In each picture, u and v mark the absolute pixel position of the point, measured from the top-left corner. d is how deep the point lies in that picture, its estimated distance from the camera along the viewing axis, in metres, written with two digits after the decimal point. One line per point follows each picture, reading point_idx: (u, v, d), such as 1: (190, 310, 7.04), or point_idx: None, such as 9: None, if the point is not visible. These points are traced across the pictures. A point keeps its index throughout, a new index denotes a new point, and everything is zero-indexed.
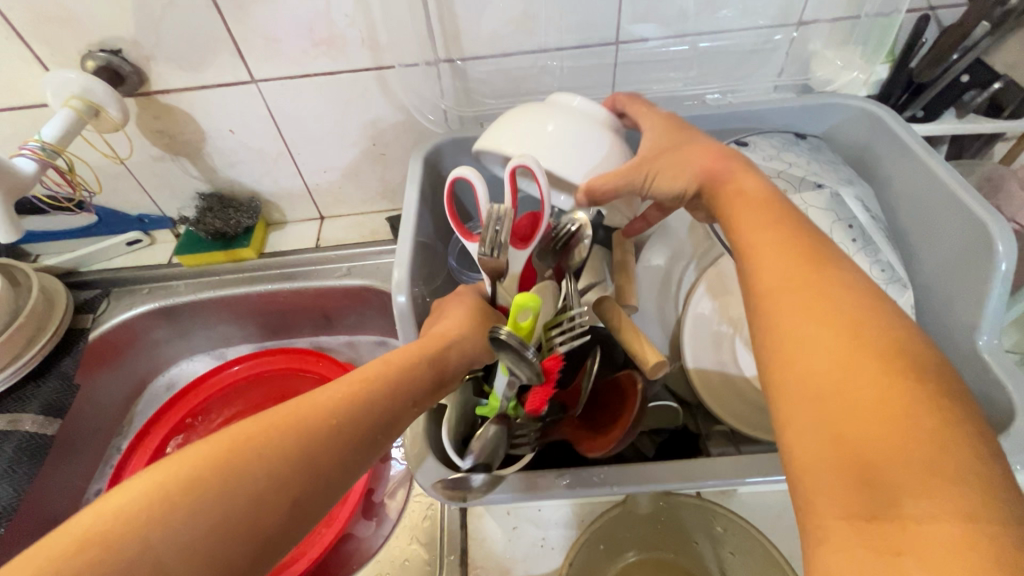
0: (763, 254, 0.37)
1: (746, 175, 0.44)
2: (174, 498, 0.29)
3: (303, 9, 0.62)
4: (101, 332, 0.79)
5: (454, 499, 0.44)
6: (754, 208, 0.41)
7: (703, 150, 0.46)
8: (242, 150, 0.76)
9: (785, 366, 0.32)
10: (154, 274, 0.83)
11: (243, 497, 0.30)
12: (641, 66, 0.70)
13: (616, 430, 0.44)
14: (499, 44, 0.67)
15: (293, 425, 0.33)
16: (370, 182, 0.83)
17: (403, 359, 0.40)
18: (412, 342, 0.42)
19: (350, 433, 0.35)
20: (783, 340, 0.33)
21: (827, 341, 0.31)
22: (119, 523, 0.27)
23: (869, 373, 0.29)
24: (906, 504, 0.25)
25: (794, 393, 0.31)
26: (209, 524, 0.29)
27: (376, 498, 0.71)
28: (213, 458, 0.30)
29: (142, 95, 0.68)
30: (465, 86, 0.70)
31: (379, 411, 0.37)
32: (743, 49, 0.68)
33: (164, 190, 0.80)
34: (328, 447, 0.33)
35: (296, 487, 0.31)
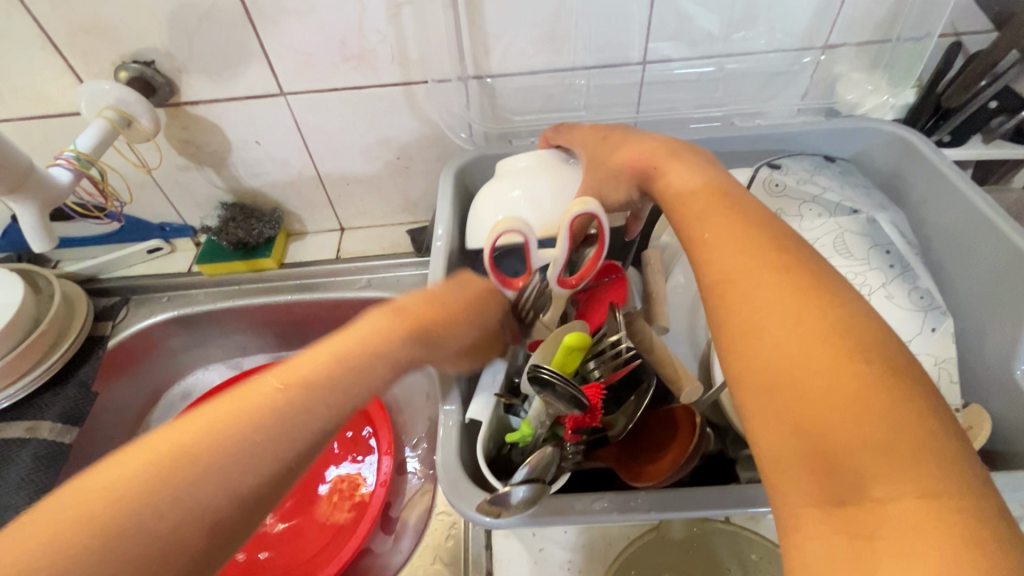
0: (711, 240, 0.37)
1: (681, 165, 0.44)
2: (124, 497, 0.29)
3: (336, 24, 0.62)
4: (120, 340, 0.79)
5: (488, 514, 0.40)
6: (699, 201, 0.40)
7: (642, 150, 0.48)
8: (267, 161, 0.77)
9: (743, 354, 0.32)
10: (174, 282, 0.83)
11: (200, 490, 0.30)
12: (667, 85, 0.70)
13: (669, 461, 0.43)
14: (527, 62, 0.67)
15: (243, 418, 0.33)
16: (392, 195, 0.84)
17: (364, 337, 0.39)
18: (377, 314, 0.41)
19: (306, 412, 0.34)
20: (741, 330, 0.32)
21: (784, 329, 0.31)
22: (72, 524, 0.28)
23: (824, 356, 0.29)
24: (871, 490, 0.26)
25: (754, 382, 0.31)
26: (159, 521, 0.29)
27: (393, 513, 0.71)
28: (165, 460, 0.30)
29: (171, 106, 0.69)
30: (492, 102, 0.71)
31: (335, 389, 0.36)
32: (769, 71, 0.68)
33: (187, 199, 0.81)
34: (280, 431, 0.33)
35: (248, 478, 0.31)
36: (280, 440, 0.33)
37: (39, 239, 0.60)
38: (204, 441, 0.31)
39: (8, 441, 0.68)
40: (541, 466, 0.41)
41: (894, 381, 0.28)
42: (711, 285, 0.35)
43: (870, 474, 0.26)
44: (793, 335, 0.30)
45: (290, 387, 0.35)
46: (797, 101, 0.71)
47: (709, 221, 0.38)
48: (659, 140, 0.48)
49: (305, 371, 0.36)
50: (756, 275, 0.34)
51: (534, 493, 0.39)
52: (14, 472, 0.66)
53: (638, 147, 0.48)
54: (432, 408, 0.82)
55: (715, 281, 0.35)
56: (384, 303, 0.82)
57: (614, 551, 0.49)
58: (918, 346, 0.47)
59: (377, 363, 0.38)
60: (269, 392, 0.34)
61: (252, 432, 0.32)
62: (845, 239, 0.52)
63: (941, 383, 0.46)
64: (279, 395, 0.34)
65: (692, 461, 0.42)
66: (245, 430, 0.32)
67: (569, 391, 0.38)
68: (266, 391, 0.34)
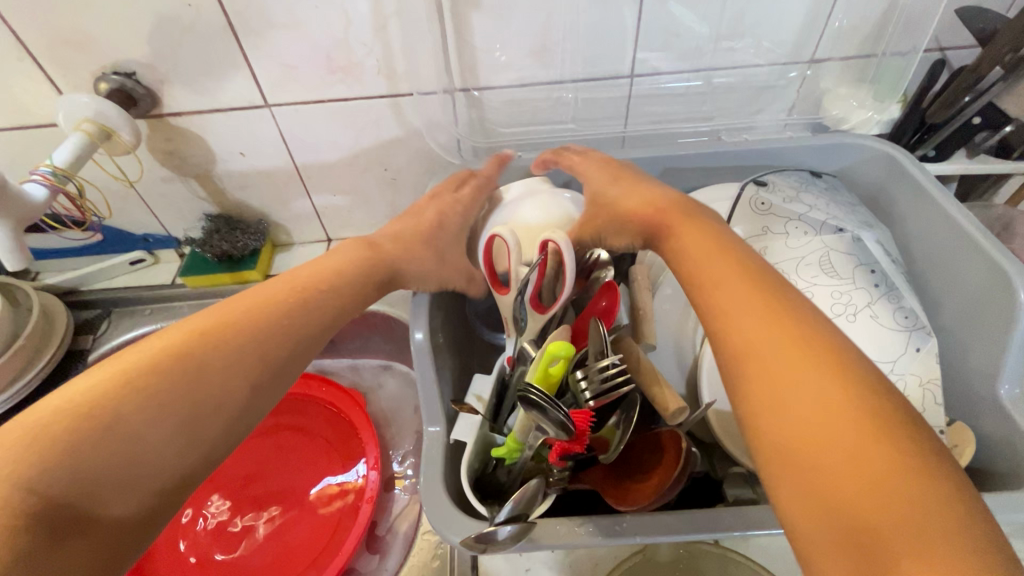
0: (726, 304, 0.38)
1: (687, 221, 0.45)
2: (109, 400, 0.34)
3: (321, 37, 0.62)
4: (100, 353, 0.78)
5: (473, 549, 0.39)
6: (706, 259, 0.41)
7: (648, 202, 0.49)
8: (252, 173, 0.76)
9: (768, 430, 0.32)
10: (157, 294, 0.82)
11: (138, 425, 0.34)
12: (655, 99, 0.70)
13: (651, 481, 0.42)
14: (515, 74, 0.67)
15: (177, 358, 0.37)
16: (379, 206, 0.83)
17: (308, 280, 0.45)
18: (315, 262, 0.47)
19: (237, 353, 0.39)
20: (763, 398, 0.33)
21: (806, 401, 0.31)
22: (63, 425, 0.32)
23: (847, 427, 0.30)
24: (902, 564, 0.26)
25: (780, 454, 0.31)
26: (139, 425, 0.34)
27: (380, 531, 0.70)
28: (102, 390, 0.34)
29: (153, 117, 0.68)
30: (480, 114, 0.70)
31: (266, 337, 0.41)
32: (756, 85, 0.69)
33: (170, 211, 0.79)
34: (241, 358, 0.39)
35: (210, 392, 0.37)
36: (214, 380, 0.37)
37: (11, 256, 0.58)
38: (142, 377, 0.35)
39: None
40: (528, 497, 0.40)
41: (912, 453, 0.29)
42: (733, 352, 0.35)
43: (902, 550, 0.26)
44: (820, 406, 0.31)
45: (218, 332, 0.39)
46: (783, 115, 0.71)
47: (729, 286, 0.38)
48: (667, 193, 0.49)
49: (233, 316, 0.40)
50: (777, 345, 0.34)
51: (520, 529, 0.39)
52: None
53: (654, 203, 0.48)
54: (420, 422, 0.81)
55: (738, 350, 0.35)
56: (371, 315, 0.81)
57: (601, 572, 0.49)
58: (903, 366, 0.47)
59: (303, 313, 0.43)
60: (199, 336, 0.38)
61: (187, 374, 0.37)
62: (830, 257, 0.52)
63: (925, 404, 0.46)
64: (210, 339, 0.39)
65: (678, 484, 0.40)
66: (181, 373, 0.36)
67: (555, 414, 0.38)
68: (198, 333, 0.39)
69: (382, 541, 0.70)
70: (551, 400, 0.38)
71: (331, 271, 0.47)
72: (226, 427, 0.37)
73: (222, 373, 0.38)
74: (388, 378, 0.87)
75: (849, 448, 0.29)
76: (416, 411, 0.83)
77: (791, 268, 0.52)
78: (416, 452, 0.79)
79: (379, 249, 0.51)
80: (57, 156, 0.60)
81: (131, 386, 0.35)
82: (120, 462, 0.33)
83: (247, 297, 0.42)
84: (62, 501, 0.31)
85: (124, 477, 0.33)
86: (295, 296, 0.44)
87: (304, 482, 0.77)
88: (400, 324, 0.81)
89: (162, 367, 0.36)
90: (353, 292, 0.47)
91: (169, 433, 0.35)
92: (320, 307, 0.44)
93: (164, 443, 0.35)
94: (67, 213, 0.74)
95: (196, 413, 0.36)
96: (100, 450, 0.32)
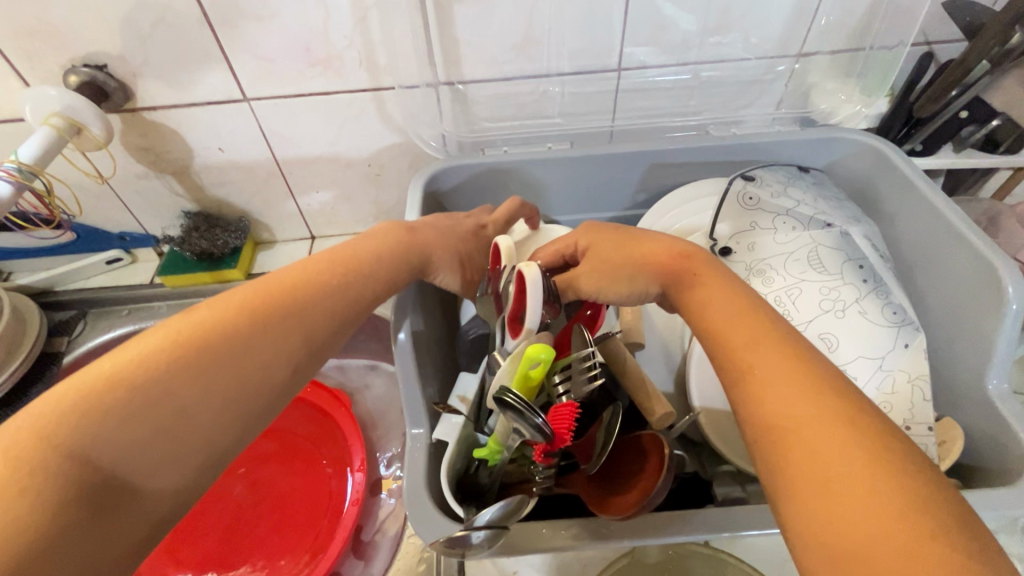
0: (763, 356, 0.33)
1: (711, 271, 0.41)
2: (106, 403, 0.30)
3: (299, 29, 0.60)
4: (76, 356, 0.76)
5: (450, 555, 0.38)
6: (730, 310, 0.37)
7: (661, 246, 0.44)
8: (231, 169, 0.74)
9: (799, 504, 0.28)
10: (134, 295, 0.80)
11: (165, 414, 0.31)
12: (642, 93, 0.69)
13: (633, 493, 0.40)
14: (500, 68, 0.65)
15: (206, 340, 0.34)
16: (364, 203, 0.81)
17: (324, 272, 0.42)
18: (330, 253, 0.44)
19: (267, 337, 0.36)
20: (800, 461, 0.29)
21: (847, 470, 0.27)
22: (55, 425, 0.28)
23: (891, 509, 0.26)
24: None
25: (816, 526, 0.27)
26: (139, 433, 0.30)
27: (365, 536, 0.70)
28: (132, 370, 0.31)
29: (127, 112, 0.65)
30: (465, 109, 0.69)
31: (297, 323, 0.38)
32: (743, 79, 0.68)
33: (148, 208, 0.77)
34: (255, 354, 0.35)
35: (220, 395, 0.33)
36: (243, 368, 0.35)
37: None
38: (173, 359, 0.33)
39: None
40: (513, 508, 0.38)
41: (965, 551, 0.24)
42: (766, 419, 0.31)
43: None
44: (862, 480, 0.27)
45: (249, 314, 0.36)
46: (772, 109, 0.71)
47: (760, 350, 0.34)
48: (680, 243, 0.44)
49: (263, 297, 0.38)
50: (817, 409, 0.30)
51: (494, 535, 0.38)
52: None
53: (664, 249, 0.43)
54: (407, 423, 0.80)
55: (774, 418, 0.31)
56: None
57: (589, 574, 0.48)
58: (891, 362, 0.47)
59: (334, 298, 0.41)
60: (229, 319, 0.36)
61: (216, 360, 0.34)
62: (818, 252, 0.52)
63: (913, 400, 0.45)
64: (241, 323, 0.36)
65: (663, 491, 0.39)
66: (208, 359, 0.34)
67: (533, 419, 0.36)
68: (226, 315, 0.36)
69: (368, 545, 0.69)
70: (531, 406, 0.37)
71: (362, 258, 0.45)
72: (249, 420, 0.35)
73: (234, 374, 0.34)
74: (375, 378, 0.86)
75: (889, 531, 0.25)
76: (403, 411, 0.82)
77: (779, 263, 0.52)
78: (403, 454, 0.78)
79: (401, 235, 0.49)
80: (23, 151, 0.57)
81: (159, 369, 0.32)
82: (145, 455, 0.30)
83: (277, 278, 0.40)
84: (88, 487, 0.28)
85: (151, 466, 0.30)
86: (327, 283, 0.41)
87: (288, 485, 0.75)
88: (386, 323, 0.79)
89: (191, 350, 0.33)
90: (380, 279, 0.45)
91: (196, 423, 0.32)
92: (351, 293, 0.42)
93: (191, 434, 0.32)
94: (36, 211, 0.72)
95: (226, 403, 0.34)
96: (126, 442, 0.30)
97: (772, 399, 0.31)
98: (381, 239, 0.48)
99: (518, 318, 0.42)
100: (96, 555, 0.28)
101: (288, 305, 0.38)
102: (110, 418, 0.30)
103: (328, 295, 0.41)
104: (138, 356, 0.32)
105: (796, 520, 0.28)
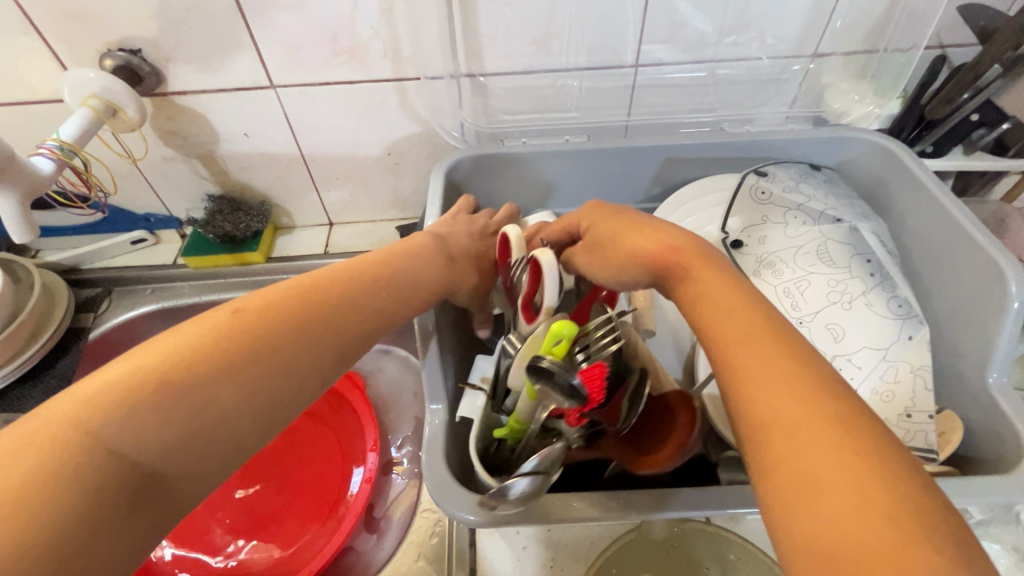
0: (748, 359, 0.33)
1: (704, 267, 0.40)
2: (144, 394, 0.31)
3: (327, 19, 0.62)
4: (101, 332, 0.78)
5: (486, 507, 0.40)
6: (722, 308, 0.37)
7: (652, 236, 0.45)
8: (255, 155, 0.76)
9: (789, 515, 0.28)
10: (158, 274, 0.82)
11: (199, 412, 0.33)
12: (658, 89, 0.71)
13: (666, 447, 0.44)
14: (521, 61, 0.67)
15: (242, 342, 0.36)
16: (382, 192, 0.83)
17: (356, 282, 0.44)
18: (361, 261, 0.46)
19: (297, 340, 0.38)
20: (787, 469, 0.29)
21: (839, 478, 0.27)
22: (93, 411, 0.30)
23: (881, 520, 0.25)
24: None
25: (806, 538, 0.27)
26: (171, 434, 0.32)
27: (377, 513, 0.72)
28: (160, 366, 0.33)
29: (158, 96, 0.67)
30: (485, 101, 0.71)
31: (326, 328, 0.40)
32: (758, 78, 0.69)
33: (173, 191, 0.80)
34: (286, 361, 0.37)
35: (258, 399, 0.35)
36: (274, 369, 0.36)
37: (20, 232, 0.59)
38: (204, 359, 0.34)
39: None
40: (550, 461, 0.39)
41: (952, 553, 0.24)
42: (752, 424, 0.31)
43: None
44: (854, 486, 0.27)
45: (281, 316, 0.38)
46: (785, 108, 0.72)
47: (752, 351, 0.34)
48: (675, 230, 0.44)
49: (297, 302, 0.39)
50: (803, 417, 0.30)
51: (538, 482, 0.38)
52: None
53: (653, 239, 0.44)
54: (419, 408, 0.82)
55: (758, 422, 0.31)
56: None
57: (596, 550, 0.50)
58: (895, 354, 0.48)
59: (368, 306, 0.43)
60: (260, 321, 0.37)
61: (244, 361, 0.35)
62: (828, 247, 0.53)
63: (917, 390, 0.47)
64: (273, 326, 0.37)
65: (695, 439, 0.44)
66: (235, 359, 0.35)
67: (566, 379, 0.38)
68: (255, 317, 0.37)
69: (379, 522, 0.71)
70: (564, 370, 0.39)
71: (392, 269, 0.47)
72: (274, 420, 0.36)
73: (269, 375, 0.36)
74: (388, 363, 0.88)
75: (876, 540, 0.25)
76: (415, 396, 0.84)
77: (789, 256, 0.53)
78: (415, 437, 0.80)
79: (437, 253, 0.52)
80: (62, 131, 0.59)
81: (191, 368, 0.33)
82: (178, 450, 0.32)
83: (310, 282, 0.42)
84: (127, 477, 0.30)
85: (181, 459, 0.32)
86: (361, 292, 0.43)
87: (300, 463, 0.77)
88: None
89: (222, 351, 0.35)
90: (410, 292, 0.47)
91: (224, 421, 0.34)
92: (379, 306, 0.44)
93: (222, 433, 0.34)
94: (74, 189, 0.75)
95: (256, 403, 0.35)
96: (163, 437, 0.31)
97: (755, 403, 0.31)
98: (410, 247, 0.51)
99: (532, 304, 0.47)
100: (121, 549, 0.29)
101: (320, 312, 0.40)
102: (145, 413, 0.31)
103: (352, 300, 0.43)
104: (169, 354, 0.34)
105: (782, 530, 0.28)
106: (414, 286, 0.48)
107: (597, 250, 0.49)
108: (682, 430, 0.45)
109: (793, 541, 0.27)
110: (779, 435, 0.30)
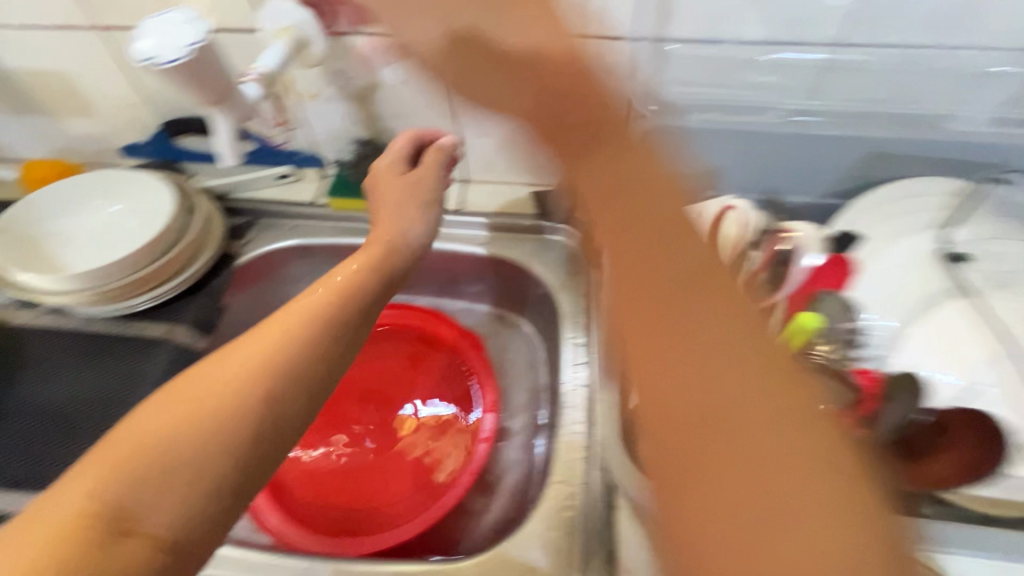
0: (630, 325, 0.38)
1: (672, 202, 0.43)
2: (108, 474, 0.36)
3: None
4: (246, 259, 0.82)
5: None
6: (661, 264, 0.40)
7: (619, 155, 0.47)
8: (409, 102, 0.76)
9: (680, 496, 0.31)
10: (300, 211, 0.85)
11: (246, 420, 0.40)
12: (858, 73, 0.63)
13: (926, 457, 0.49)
14: (709, 28, 0.62)
15: (230, 403, 0.40)
16: (524, 154, 0.81)
17: (307, 304, 0.48)
18: (365, 254, 0.56)
19: (284, 381, 0.42)
20: (671, 446, 0.33)
21: (723, 481, 0.31)
22: (54, 525, 0.34)
23: (753, 525, 0.30)
24: None
25: (682, 512, 0.31)
26: (130, 477, 0.36)
27: (489, 477, 0.73)
28: (137, 449, 0.37)
29: (331, 33, 0.68)
30: (658, 68, 0.66)
31: (284, 352, 0.43)
32: (982, 70, 0.61)
33: (323, 130, 0.81)
34: (225, 406, 0.40)
35: (211, 433, 0.38)
36: (185, 395, 0.40)
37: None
38: (199, 409, 0.39)
39: (146, 338, 0.72)
40: None
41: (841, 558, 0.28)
42: (651, 404, 0.36)
43: None
44: (739, 489, 0.31)
45: (278, 367, 0.42)
46: (1002, 108, 0.63)
47: (640, 328, 0.38)
48: (632, 139, 0.48)
49: (289, 336, 0.44)
50: (681, 403, 0.34)
51: None
52: (148, 367, 0.70)
53: (619, 155, 0.47)
54: (534, 379, 0.81)
55: (653, 401, 0.35)
56: (505, 261, 0.82)
57: None
58: None
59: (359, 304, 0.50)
60: (231, 364, 0.42)
61: (227, 396, 0.40)
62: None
63: None
64: (255, 382, 0.41)
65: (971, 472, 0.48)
66: (218, 384, 0.40)
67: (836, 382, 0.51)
68: (234, 359, 0.42)
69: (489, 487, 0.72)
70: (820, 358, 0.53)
71: (354, 295, 0.50)
72: (230, 438, 0.39)
73: (211, 415, 0.39)
74: (504, 329, 0.87)
75: (753, 543, 0.29)
76: (530, 366, 0.83)
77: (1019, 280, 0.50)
78: (528, 408, 0.79)
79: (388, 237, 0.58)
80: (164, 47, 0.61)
81: (182, 412, 0.39)
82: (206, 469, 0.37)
83: (316, 311, 0.47)
84: (97, 513, 0.34)
85: (188, 526, 0.36)
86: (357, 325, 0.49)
87: (407, 411, 0.78)
88: (530, 276, 0.80)
89: (225, 388, 0.40)
90: (371, 282, 0.53)
91: (189, 448, 0.38)
92: (317, 313, 0.47)
93: (246, 433, 0.39)
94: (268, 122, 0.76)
95: (220, 437, 0.38)
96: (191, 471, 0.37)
97: (648, 383, 0.36)
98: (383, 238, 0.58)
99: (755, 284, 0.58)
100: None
101: (299, 367, 0.43)
102: (107, 468, 0.36)
103: (288, 323, 0.45)
104: (152, 418, 0.39)
105: (672, 499, 0.32)
106: (409, 252, 0.58)
107: (619, 164, 0.46)
108: (968, 444, 0.48)
109: (680, 515, 0.31)
110: (663, 413, 0.34)
